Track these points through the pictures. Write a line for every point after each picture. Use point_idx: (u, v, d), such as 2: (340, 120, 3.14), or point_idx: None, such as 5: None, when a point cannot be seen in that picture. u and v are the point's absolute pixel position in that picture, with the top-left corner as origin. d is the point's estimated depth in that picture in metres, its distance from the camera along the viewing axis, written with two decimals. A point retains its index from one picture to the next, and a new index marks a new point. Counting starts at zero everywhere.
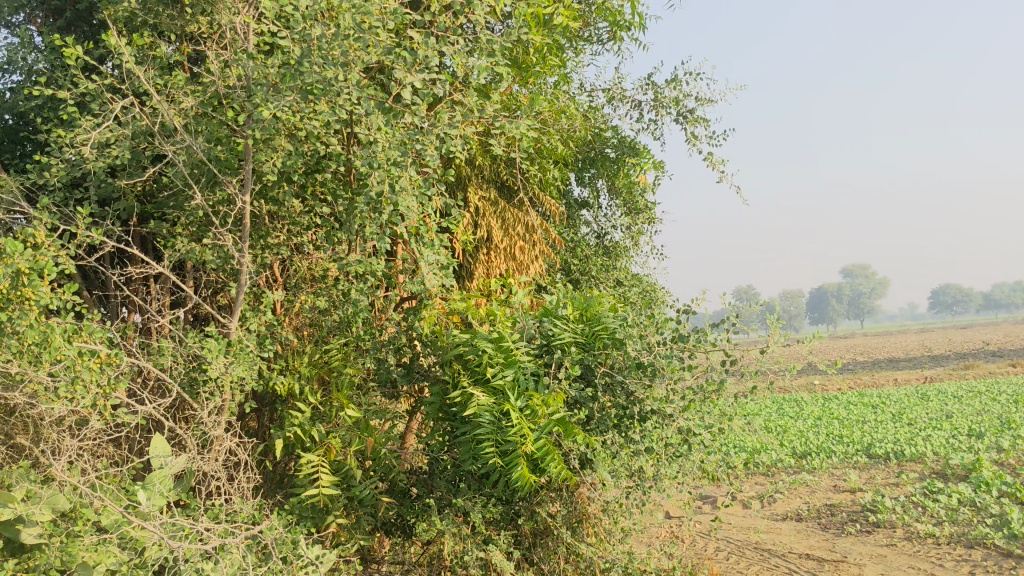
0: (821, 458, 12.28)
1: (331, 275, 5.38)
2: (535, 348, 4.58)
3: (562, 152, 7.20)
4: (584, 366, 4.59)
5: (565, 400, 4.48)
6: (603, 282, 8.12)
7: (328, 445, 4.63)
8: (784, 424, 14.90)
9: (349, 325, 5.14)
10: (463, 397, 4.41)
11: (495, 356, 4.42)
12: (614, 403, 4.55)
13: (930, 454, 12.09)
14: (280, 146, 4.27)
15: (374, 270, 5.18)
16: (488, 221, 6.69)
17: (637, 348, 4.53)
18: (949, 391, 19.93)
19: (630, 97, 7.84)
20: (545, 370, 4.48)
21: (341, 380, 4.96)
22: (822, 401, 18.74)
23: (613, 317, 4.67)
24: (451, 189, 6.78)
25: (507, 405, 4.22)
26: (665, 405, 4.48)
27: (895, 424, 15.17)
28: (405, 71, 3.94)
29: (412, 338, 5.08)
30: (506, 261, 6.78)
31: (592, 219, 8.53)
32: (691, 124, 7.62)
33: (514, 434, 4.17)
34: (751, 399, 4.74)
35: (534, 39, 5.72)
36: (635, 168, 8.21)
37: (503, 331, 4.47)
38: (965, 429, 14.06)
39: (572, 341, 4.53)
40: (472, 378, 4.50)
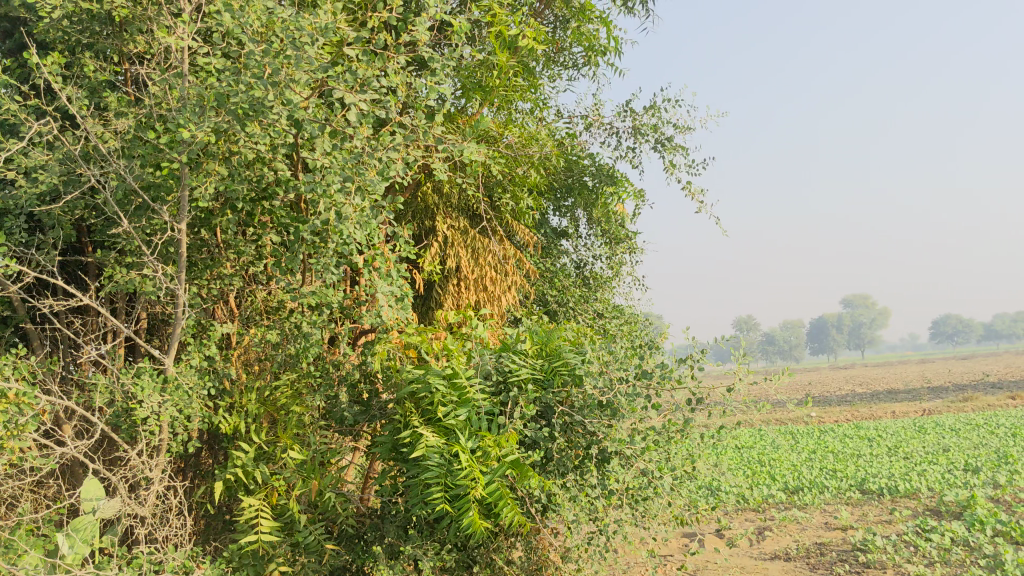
0: (813, 494, 11.96)
1: (284, 306, 5.15)
2: (491, 385, 4.33)
3: (536, 180, 6.98)
4: (542, 405, 4.34)
5: (521, 440, 4.24)
6: (580, 313, 7.89)
7: (270, 488, 4.37)
8: (777, 458, 14.58)
9: (300, 360, 4.89)
10: (413, 437, 4.16)
11: (447, 394, 4.18)
12: (574, 443, 4.30)
13: (924, 490, 11.78)
14: (219, 172, 4.06)
15: (328, 301, 4.94)
16: (457, 252, 6.46)
17: (598, 385, 4.28)
18: (946, 424, 19.60)
19: (607, 124, 7.64)
20: (500, 409, 4.23)
21: (290, 417, 4.71)
22: (817, 434, 18.42)
23: (573, 353, 4.42)
24: (419, 217, 6.55)
25: (457, 446, 3.96)
26: (627, 447, 4.23)
27: (890, 458, 14.85)
28: (345, 92, 3.73)
29: (366, 373, 4.83)
30: (475, 293, 6.56)
31: (571, 249, 8.30)
32: (670, 151, 7.41)
33: (462, 479, 3.91)
34: (721, 439, 4.50)
35: (499, 61, 5.51)
36: (614, 196, 8.00)
37: (456, 368, 4.22)
38: (961, 464, 13.74)
39: (529, 377, 4.28)
40: (424, 417, 4.25)
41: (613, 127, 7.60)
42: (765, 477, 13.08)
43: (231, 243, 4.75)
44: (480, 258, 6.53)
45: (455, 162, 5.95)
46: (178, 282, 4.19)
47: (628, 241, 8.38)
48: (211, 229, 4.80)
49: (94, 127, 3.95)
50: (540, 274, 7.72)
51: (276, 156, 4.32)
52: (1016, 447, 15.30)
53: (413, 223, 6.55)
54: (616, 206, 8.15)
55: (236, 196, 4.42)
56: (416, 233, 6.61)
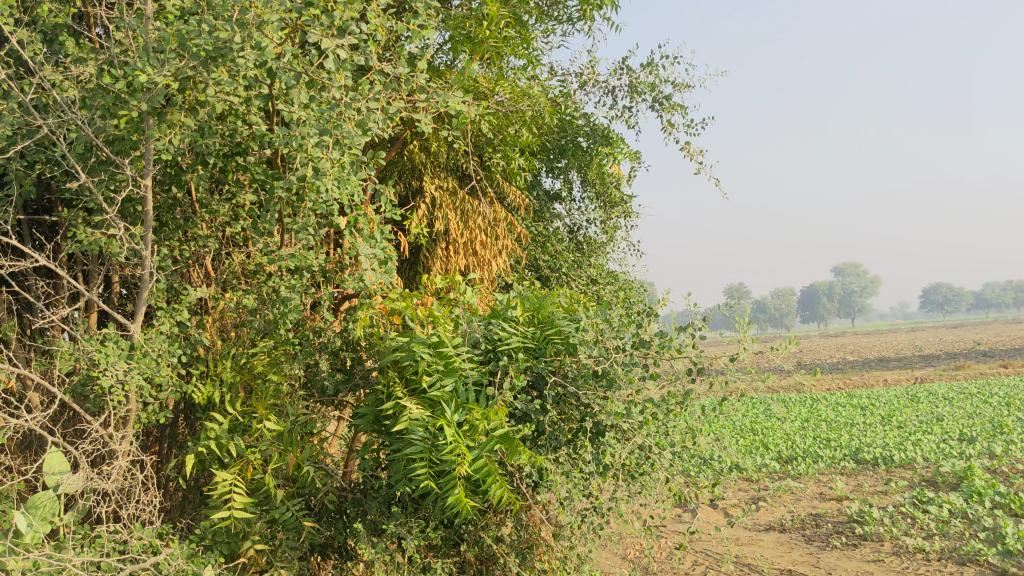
0: (807, 463, 11.79)
1: (262, 270, 4.89)
2: (479, 354, 4.09)
3: (528, 140, 6.70)
4: (534, 375, 4.09)
5: (510, 413, 3.99)
6: (574, 280, 7.63)
7: (244, 462, 4.13)
8: (770, 426, 14.41)
9: (279, 325, 4.64)
10: (396, 409, 3.92)
11: (432, 362, 3.94)
12: (567, 415, 4.06)
13: (920, 460, 11.62)
14: (187, 125, 3.78)
15: (308, 265, 4.68)
16: (445, 214, 6.19)
17: (593, 354, 4.03)
18: (940, 393, 19.47)
19: (603, 82, 7.34)
20: (488, 379, 3.99)
21: (268, 386, 4.46)
22: (810, 402, 18.28)
23: (567, 320, 4.15)
24: (405, 177, 6.27)
25: (442, 419, 3.72)
26: (624, 420, 4.00)
27: (884, 427, 14.71)
28: (319, 37, 3.44)
29: (348, 341, 4.58)
30: (465, 257, 6.29)
31: (564, 213, 8.03)
32: (667, 110, 7.11)
33: (448, 454, 3.66)
34: (721, 411, 4.27)
35: (488, 11, 5.21)
36: (609, 157, 7.72)
37: (441, 336, 3.98)
38: (956, 434, 13.58)
39: (520, 345, 4.04)
40: (408, 387, 4.01)
41: (609, 85, 7.29)
42: (758, 445, 12.90)
43: (205, 202, 4.47)
44: (469, 221, 6.26)
45: (442, 119, 5.66)
46: (144, 242, 3.92)
47: (623, 205, 8.10)
48: (183, 187, 4.53)
49: (51, 75, 3.67)
50: (532, 238, 7.45)
51: (251, 108, 4.05)
52: (1010, 417, 15.16)
53: (400, 184, 6.27)
54: (611, 167, 7.88)
55: (208, 151, 4.14)
56: (403, 194, 6.33)
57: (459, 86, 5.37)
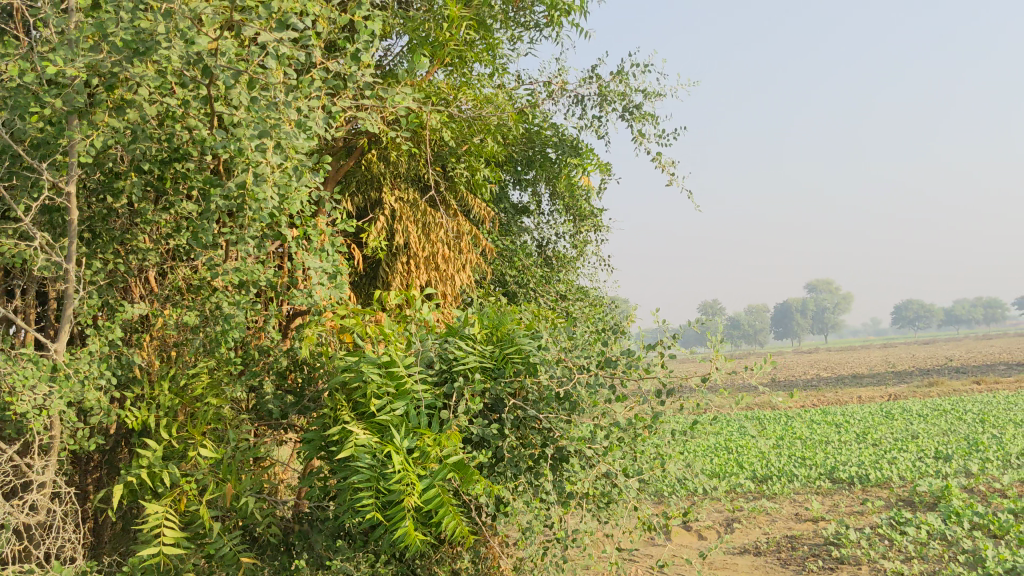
0: (782, 482, 11.55)
1: (206, 285, 4.59)
2: (432, 375, 3.80)
3: (494, 150, 6.44)
4: (492, 398, 3.81)
5: (466, 438, 3.70)
6: (542, 295, 7.36)
7: (179, 492, 3.82)
8: (744, 444, 14.18)
9: (221, 344, 4.34)
10: (342, 435, 3.63)
11: (382, 384, 3.66)
12: (526, 441, 3.78)
13: (896, 479, 11.42)
14: (114, 128, 3.49)
15: (253, 279, 4.38)
16: (405, 226, 5.90)
17: (554, 375, 3.76)
18: (915, 409, 19.35)
19: (572, 91, 7.10)
20: (442, 402, 3.71)
21: (208, 409, 4.15)
22: (785, 420, 18.09)
23: (528, 338, 3.88)
24: (364, 189, 6.00)
25: (390, 445, 3.43)
26: (587, 446, 3.72)
27: (860, 445, 14.52)
28: (253, 31, 3.17)
29: (296, 362, 4.28)
30: (426, 272, 6.00)
31: (532, 227, 7.76)
32: (638, 120, 6.88)
33: (395, 483, 3.37)
34: (692, 435, 4.00)
35: (449, 13, 4.96)
36: (578, 169, 7.47)
37: (392, 355, 3.70)
38: (931, 451, 13.40)
39: (477, 365, 3.77)
40: (356, 411, 3.72)
41: (577, 93, 7.06)
42: (733, 464, 12.65)
43: (142, 212, 4.18)
44: (431, 233, 5.97)
45: (400, 127, 5.39)
46: (68, 255, 3.63)
47: (593, 218, 7.85)
48: (117, 196, 4.22)
49: None
50: (499, 253, 7.18)
51: (187, 110, 3.76)
52: (985, 434, 15.02)
53: (358, 195, 5.99)
54: (580, 179, 7.63)
55: (141, 157, 3.85)
56: (362, 206, 6.05)
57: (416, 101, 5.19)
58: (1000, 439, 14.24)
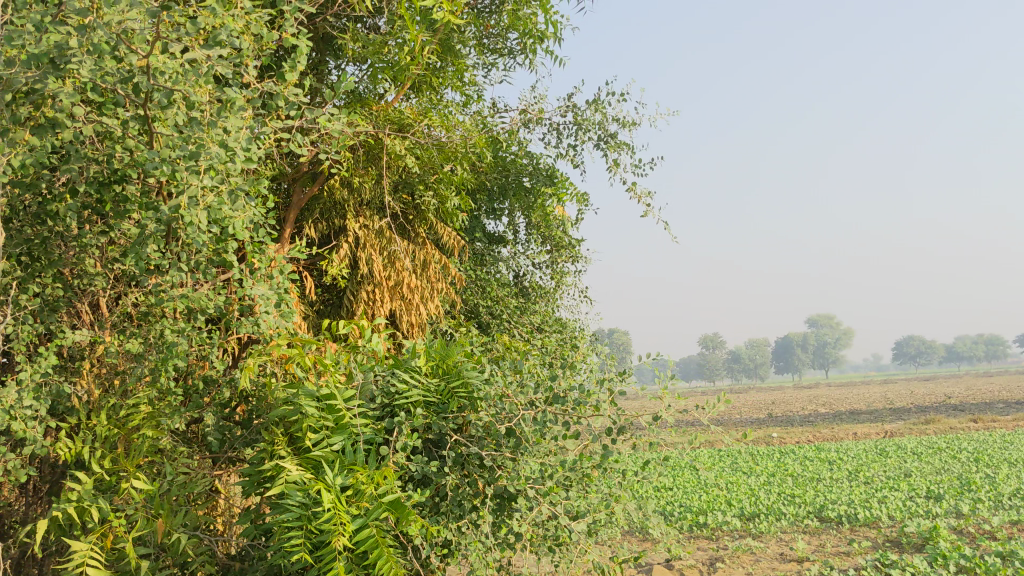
0: (768, 521, 11.32)
1: (152, 312, 4.44)
2: (374, 409, 3.64)
3: (464, 178, 6.31)
4: (435, 434, 3.65)
5: (405, 476, 3.53)
6: (515, 326, 7.20)
7: (106, 528, 3.64)
8: (733, 480, 13.94)
9: (163, 372, 4.18)
10: (275, 471, 3.46)
11: (319, 417, 3.49)
12: (470, 480, 3.60)
13: (884, 519, 11.19)
14: (42, 147, 3.36)
15: (198, 306, 4.23)
16: (369, 254, 5.75)
17: (499, 410, 3.60)
18: (909, 447, 19.10)
19: (547, 120, 7.00)
20: (381, 438, 3.54)
21: (145, 441, 3.98)
22: (777, 456, 17.83)
23: (474, 371, 3.73)
24: (328, 215, 5.87)
25: (321, 482, 3.25)
26: (533, 486, 3.55)
27: (851, 483, 14.27)
28: (180, 48, 3.05)
29: (239, 393, 4.12)
30: (391, 300, 5.84)
31: (508, 256, 7.62)
32: (613, 149, 6.77)
33: (325, 523, 3.19)
34: (645, 476, 3.83)
35: (409, 37, 4.85)
36: (554, 198, 7.34)
37: (331, 387, 3.54)
38: (922, 491, 13.16)
39: (420, 399, 3.60)
40: (292, 446, 3.55)
41: (553, 122, 6.96)
42: (720, 501, 12.42)
43: (82, 235, 4.04)
44: (396, 262, 5.82)
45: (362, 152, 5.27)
46: None
47: (571, 249, 7.71)
48: (58, 218, 4.08)
49: None
50: (471, 282, 7.03)
51: (124, 131, 3.63)
52: (978, 474, 14.79)
53: (321, 222, 5.86)
54: (557, 209, 7.50)
55: (77, 179, 3.72)
56: (326, 233, 5.91)
57: (368, 125, 5.22)
58: (992, 479, 14.00)
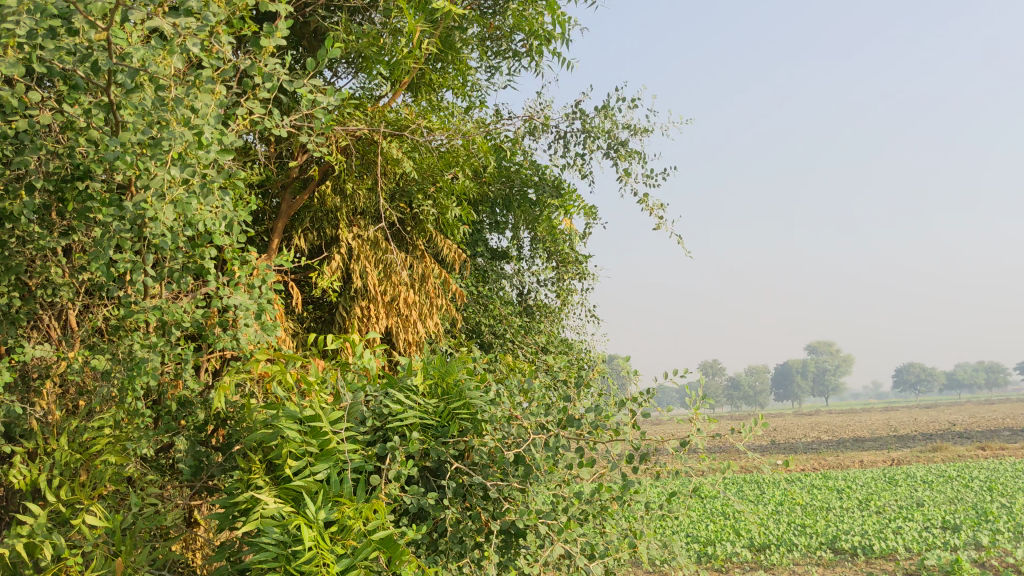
0: (780, 552, 10.83)
1: (122, 324, 4.02)
2: (364, 432, 3.22)
3: (466, 186, 5.92)
4: (433, 462, 3.21)
5: (399, 510, 3.09)
6: (519, 346, 6.77)
7: (60, 567, 3.20)
8: (741, 508, 13.42)
9: (132, 390, 3.76)
10: (250, 504, 3.03)
11: (301, 442, 3.07)
12: (473, 513, 3.17)
13: (901, 550, 10.72)
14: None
15: (172, 319, 3.82)
16: (363, 266, 5.34)
17: (506, 434, 3.19)
18: (919, 475, 18.61)
19: (553, 127, 6.62)
20: (372, 465, 3.12)
21: (109, 467, 3.55)
22: (785, 484, 17.32)
23: (477, 391, 3.31)
24: (320, 225, 5.47)
25: (301, 516, 2.82)
26: (543, 521, 3.12)
27: (864, 512, 13.78)
28: (142, 13, 2.66)
29: (215, 415, 3.69)
30: (386, 316, 5.42)
31: (512, 273, 7.20)
32: (623, 158, 6.38)
33: (306, 564, 2.75)
34: (669, 509, 3.39)
35: (405, 24, 4.49)
36: (561, 211, 6.95)
37: (317, 408, 3.12)
38: (939, 521, 12.66)
39: (416, 422, 3.18)
40: (271, 475, 3.12)
41: (560, 129, 6.58)
42: (729, 532, 11.92)
43: (42, 237, 3.63)
44: (392, 275, 5.41)
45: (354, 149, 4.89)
46: None
47: (578, 265, 7.32)
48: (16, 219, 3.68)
49: None
50: (473, 299, 6.62)
51: (87, 118, 3.24)
52: (994, 503, 14.31)
53: (311, 231, 5.45)
54: (563, 222, 7.10)
55: (34, 172, 3.32)
56: (316, 244, 5.51)
57: (362, 124, 4.84)
58: (1010, 509, 13.53)
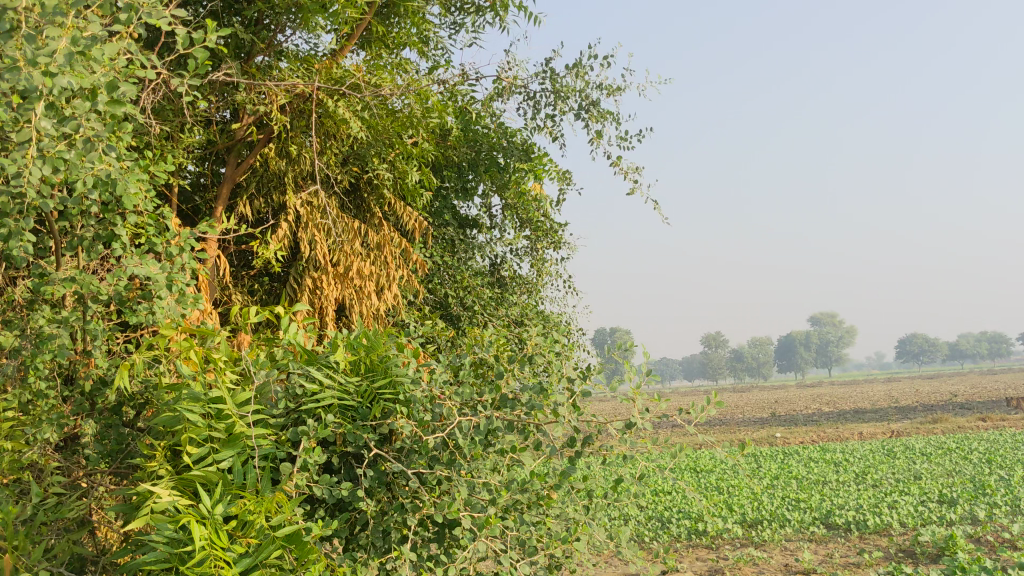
0: (772, 528, 10.53)
1: (32, 299, 3.71)
2: (277, 416, 2.89)
3: (425, 150, 5.59)
4: (352, 448, 2.89)
5: (312, 501, 2.78)
6: (489, 319, 6.45)
7: None
8: (736, 483, 13.14)
9: (36, 370, 3.46)
10: (144, 498, 2.70)
11: (205, 427, 2.71)
12: (395, 504, 2.86)
13: (896, 526, 10.43)
14: None
15: (85, 292, 3.47)
16: (311, 234, 5.00)
17: (433, 416, 2.88)
18: (918, 447, 18.31)
19: (522, 86, 6.27)
20: (282, 453, 2.80)
21: (6, 454, 3.25)
22: (781, 457, 17.02)
23: (404, 368, 2.98)
24: (266, 190, 5.14)
25: (195, 510, 2.50)
26: (472, 514, 2.82)
27: (860, 486, 13.47)
28: None
29: (127, 397, 3.39)
30: (337, 287, 5.08)
31: (484, 242, 6.88)
32: (594, 119, 6.04)
33: (197, 566, 2.44)
34: (617, 498, 3.08)
35: None
36: (532, 176, 6.61)
37: (222, 387, 2.79)
38: (935, 495, 12.36)
39: (334, 403, 2.85)
40: (171, 462, 2.80)
41: (529, 89, 6.23)
42: (721, 507, 11.64)
43: None
44: (344, 245, 5.08)
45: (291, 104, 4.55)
46: None
47: (553, 234, 6.99)
48: None
49: None
50: (439, 270, 6.30)
51: None
52: (992, 476, 14.02)
53: (257, 198, 5.14)
54: (535, 188, 6.77)
55: None
56: (263, 212, 5.20)
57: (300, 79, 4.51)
58: (1009, 482, 13.22)
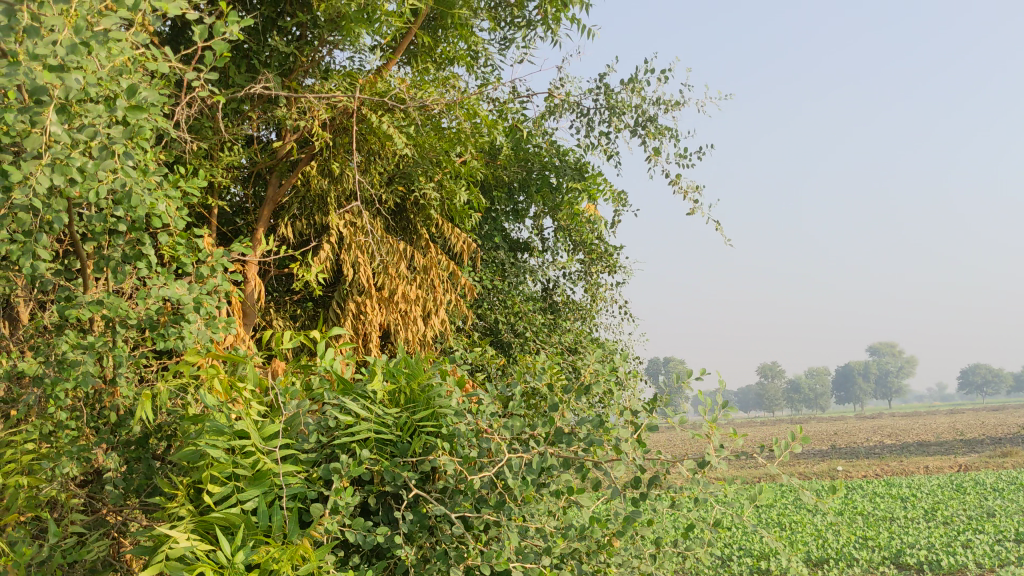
0: (838, 567, 9.99)
1: (58, 324, 3.49)
2: (309, 452, 2.62)
3: (473, 170, 5.35)
4: (390, 488, 2.60)
5: (345, 548, 2.49)
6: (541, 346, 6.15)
7: None
8: (798, 519, 12.59)
9: (58, 398, 3.23)
10: (163, 540, 2.44)
11: (229, 464, 2.45)
12: (438, 552, 2.56)
13: (972, 567, 9.84)
14: None
15: (112, 315, 3.23)
16: (354, 256, 4.78)
17: (480, 453, 2.58)
18: (989, 482, 17.51)
19: (575, 103, 6.01)
20: (314, 493, 2.52)
21: (23, 490, 3.02)
22: (844, 492, 16.36)
23: (448, 399, 2.70)
24: (309, 212, 4.93)
25: (214, 557, 2.23)
26: (523, 564, 2.50)
27: (929, 523, 12.85)
28: None
29: (153, 428, 3.14)
30: (382, 312, 4.84)
31: (536, 266, 6.61)
32: (651, 136, 5.74)
33: None
34: (685, 545, 2.74)
35: None
36: (586, 196, 6.34)
37: (248, 419, 2.52)
38: (1012, 534, 11.71)
39: (371, 437, 2.57)
40: (193, 501, 2.53)
41: (582, 105, 5.97)
42: (783, 544, 11.13)
43: None
44: (389, 268, 4.85)
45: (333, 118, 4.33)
46: None
47: (607, 257, 6.69)
48: None
49: None
50: (489, 294, 6.03)
51: None
52: None
53: (300, 220, 4.93)
54: (588, 209, 6.49)
55: None
56: (305, 233, 4.99)
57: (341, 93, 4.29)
58: None
